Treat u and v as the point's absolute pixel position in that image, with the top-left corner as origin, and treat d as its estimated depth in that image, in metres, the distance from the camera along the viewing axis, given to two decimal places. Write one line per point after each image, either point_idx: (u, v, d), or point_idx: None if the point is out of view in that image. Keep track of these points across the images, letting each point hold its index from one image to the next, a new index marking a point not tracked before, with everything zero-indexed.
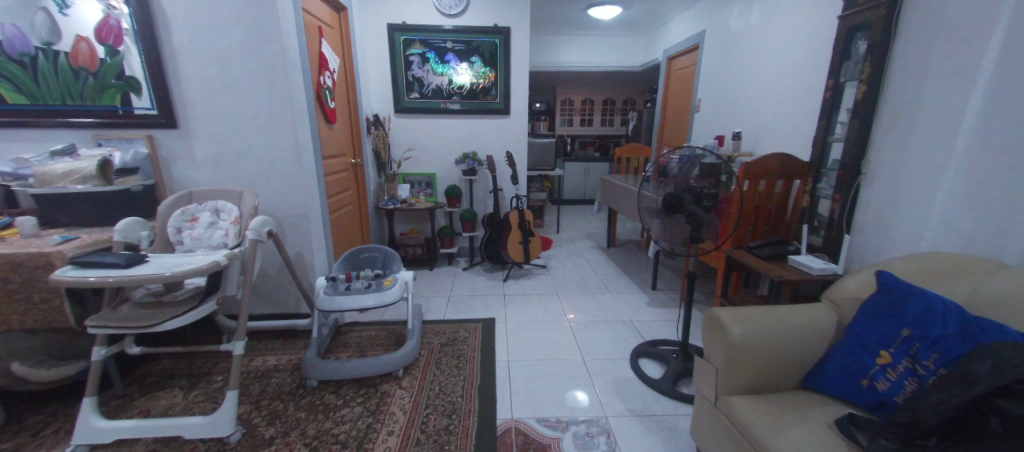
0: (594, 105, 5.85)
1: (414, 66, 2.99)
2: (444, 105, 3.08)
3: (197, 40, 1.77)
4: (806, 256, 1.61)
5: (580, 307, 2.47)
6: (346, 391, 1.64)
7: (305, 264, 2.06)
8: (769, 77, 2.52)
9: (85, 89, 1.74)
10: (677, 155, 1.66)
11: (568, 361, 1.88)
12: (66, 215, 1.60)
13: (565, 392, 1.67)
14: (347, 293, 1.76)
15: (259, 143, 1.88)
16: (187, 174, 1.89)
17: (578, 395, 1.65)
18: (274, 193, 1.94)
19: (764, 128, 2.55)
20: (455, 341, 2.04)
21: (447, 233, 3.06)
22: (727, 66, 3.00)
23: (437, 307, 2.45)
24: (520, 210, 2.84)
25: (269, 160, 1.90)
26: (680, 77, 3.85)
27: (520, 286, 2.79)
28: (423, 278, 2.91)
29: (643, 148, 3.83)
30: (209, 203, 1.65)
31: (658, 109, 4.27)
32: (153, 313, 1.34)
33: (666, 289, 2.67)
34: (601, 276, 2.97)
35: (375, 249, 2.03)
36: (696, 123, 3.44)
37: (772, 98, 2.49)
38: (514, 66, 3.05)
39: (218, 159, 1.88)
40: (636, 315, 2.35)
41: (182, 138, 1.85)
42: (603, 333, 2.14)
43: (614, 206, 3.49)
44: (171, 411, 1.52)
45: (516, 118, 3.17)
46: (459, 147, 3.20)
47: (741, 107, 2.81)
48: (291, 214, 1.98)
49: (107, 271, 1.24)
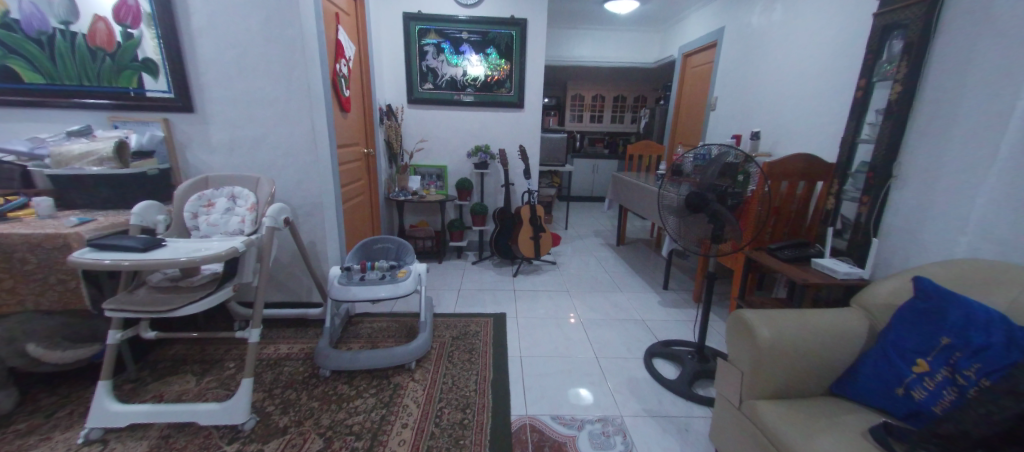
0: (605, 101, 5.80)
1: (429, 56, 2.95)
2: (458, 97, 3.04)
3: (215, 23, 1.74)
4: (830, 259, 1.58)
5: (591, 304, 2.45)
6: (359, 382, 1.63)
7: (319, 254, 2.04)
8: (791, 77, 2.47)
9: (102, 70, 1.73)
10: (692, 154, 1.66)
11: (580, 358, 1.87)
12: (83, 196, 1.59)
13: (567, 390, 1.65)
14: (361, 284, 1.74)
15: (275, 129, 1.86)
16: (202, 159, 1.87)
17: (581, 393, 1.63)
18: (289, 180, 1.92)
19: (784, 128, 2.51)
20: (466, 335, 2.02)
21: (457, 226, 3.05)
22: (746, 63, 2.94)
23: (447, 300, 2.43)
24: (532, 205, 2.81)
25: (285, 146, 1.88)
26: (696, 74, 3.79)
27: (530, 281, 2.77)
28: (432, 271, 2.90)
29: (655, 145, 3.78)
30: (226, 189, 1.62)
31: (671, 107, 4.22)
32: (170, 298, 1.33)
33: (678, 289, 2.65)
34: (611, 274, 2.94)
35: (388, 240, 2.01)
36: (711, 122, 3.40)
37: (792, 98, 2.44)
38: (529, 59, 3.01)
39: (234, 145, 1.86)
40: (648, 314, 2.32)
41: (198, 122, 1.83)
42: (615, 331, 2.12)
43: (625, 203, 3.46)
44: (184, 397, 1.52)
45: (529, 112, 3.13)
46: (471, 140, 3.17)
47: (760, 107, 2.76)
48: (306, 203, 1.96)
49: (123, 254, 1.26)
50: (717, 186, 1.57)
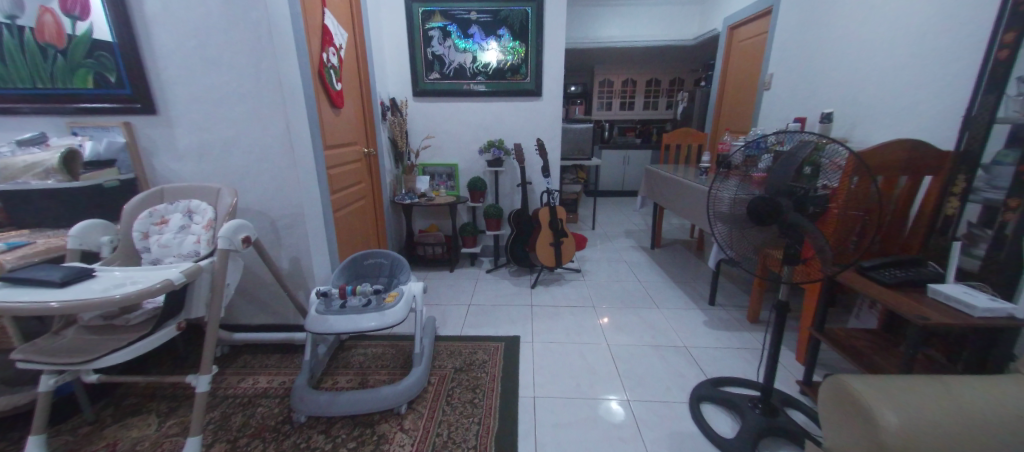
0: (636, 86, 5.30)
1: (434, 42, 2.63)
2: (468, 86, 2.72)
3: (171, 8, 1.50)
4: (956, 286, 1.16)
5: (622, 324, 2.09)
6: (338, 432, 1.36)
7: (303, 272, 1.78)
8: (878, 42, 1.97)
9: (55, 70, 1.53)
10: (741, 144, 1.30)
11: (606, 398, 1.54)
12: (31, 214, 1.41)
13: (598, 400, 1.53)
14: (342, 313, 1.45)
15: (247, 131, 1.61)
16: (169, 167, 1.65)
17: (612, 405, 1.50)
18: (266, 189, 1.67)
19: (866, 108, 2.02)
20: (471, 366, 1.72)
21: (470, 231, 2.75)
22: (812, 30, 2.43)
23: (455, 318, 2.14)
24: (552, 206, 2.47)
25: (258, 150, 1.63)
26: (745, 49, 3.27)
27: (550, 294, 2.44)
28: (442, 281, 2.62)
29: (696, 133, 3.31)
30: (181, 203, 1.39)
31: (714, 89, 3.71)
32: (99, 342, 1.10)
33: (727, 305, 2.23)
34: (645, 285, 2.55)
35: (382, 255, 1.73)
36: (765, 104, 2.90)
37: (881, 68, 1.95)
38: (548, 38, 2.63)
39: (202, 150, 1.63)
40: (692, 338, 1.93)
41: (161, 125, 1.60)
42: (652, 363, 1.75)
43: (661, 201, 3.03)
44: (139, 448, 1.30)
45: (550, 100, 2.75)
46: (484, 134, 2.84)
47: (831, 82, 2.26)
48: (286, 214, 1.70)
49: (38, 290, 1.03)
50: (783, 185, 1.17)
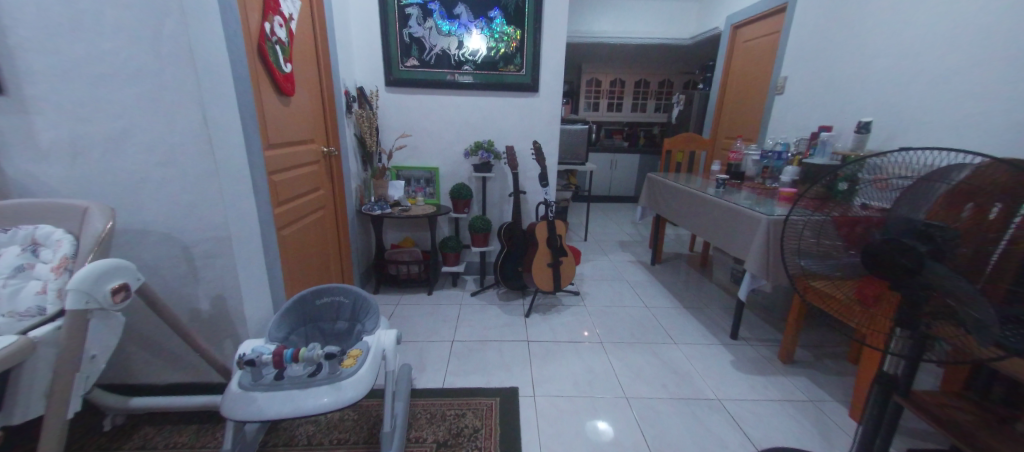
0: (625, 87, 5.03)
1: (412, 22, 2.20)
2: (453, 77, 2.30)
3: None
4: None
5: (638, 366, 1.75)
6: None
7: (231, 316, 1.32)
8: (933, 44, 1.73)
9: None
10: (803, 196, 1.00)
11: (595, 416, 1.45)
12: None
13: (586, 419, 1.43)
14: (276, 387, 1.01)
15: (146, 122, 1.14)
16: (25, 172, 1.14)
17: (601, 425, 1.41)
18: (174, 203, 1.20)
19: (913, 119, 1.80)
20: (458, 439, 1.32)
21: (452, 247, 2.34)
22: (842, 30, 2.19)
23: (435, 360, 1.74)
24: (551, 221, 2.10)
25: (162, 150, 1.17)
26: (751, 50, 3.03)
27: (548, 324, 2.08)
28: (418, 308, 2.20)
29: (700, 139, 3.03)
30: (22, 230, 0.92)
31: (713, 92, 3.47)
32: None
33: (751, 340, 1.95)
34: (653, 312, 2.23)
35: (341, 292, 1.31)
36: (778, 111, 2.66)
37: (933, 74, 1.73)
38: (548, 25, 2.25)
39: (75, 146, 1.13)
40: (723, 388, 1.62)
41: (10, 109, 1.09)
42: (685, 426, 1.42)
43: (664, 213, 2.73)
44: None
45: (547, 96, 2.38)
46: (470, 134, 2.43)
47: (870, 88, 2.02)
48: (204, 238, 1.24)
49: None
50: (883, 218, 0.85)
